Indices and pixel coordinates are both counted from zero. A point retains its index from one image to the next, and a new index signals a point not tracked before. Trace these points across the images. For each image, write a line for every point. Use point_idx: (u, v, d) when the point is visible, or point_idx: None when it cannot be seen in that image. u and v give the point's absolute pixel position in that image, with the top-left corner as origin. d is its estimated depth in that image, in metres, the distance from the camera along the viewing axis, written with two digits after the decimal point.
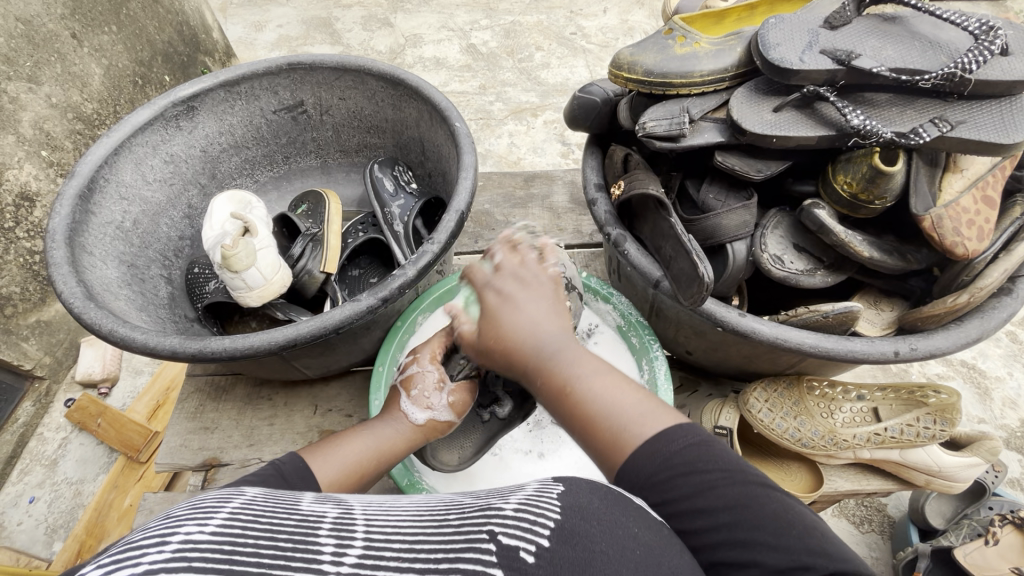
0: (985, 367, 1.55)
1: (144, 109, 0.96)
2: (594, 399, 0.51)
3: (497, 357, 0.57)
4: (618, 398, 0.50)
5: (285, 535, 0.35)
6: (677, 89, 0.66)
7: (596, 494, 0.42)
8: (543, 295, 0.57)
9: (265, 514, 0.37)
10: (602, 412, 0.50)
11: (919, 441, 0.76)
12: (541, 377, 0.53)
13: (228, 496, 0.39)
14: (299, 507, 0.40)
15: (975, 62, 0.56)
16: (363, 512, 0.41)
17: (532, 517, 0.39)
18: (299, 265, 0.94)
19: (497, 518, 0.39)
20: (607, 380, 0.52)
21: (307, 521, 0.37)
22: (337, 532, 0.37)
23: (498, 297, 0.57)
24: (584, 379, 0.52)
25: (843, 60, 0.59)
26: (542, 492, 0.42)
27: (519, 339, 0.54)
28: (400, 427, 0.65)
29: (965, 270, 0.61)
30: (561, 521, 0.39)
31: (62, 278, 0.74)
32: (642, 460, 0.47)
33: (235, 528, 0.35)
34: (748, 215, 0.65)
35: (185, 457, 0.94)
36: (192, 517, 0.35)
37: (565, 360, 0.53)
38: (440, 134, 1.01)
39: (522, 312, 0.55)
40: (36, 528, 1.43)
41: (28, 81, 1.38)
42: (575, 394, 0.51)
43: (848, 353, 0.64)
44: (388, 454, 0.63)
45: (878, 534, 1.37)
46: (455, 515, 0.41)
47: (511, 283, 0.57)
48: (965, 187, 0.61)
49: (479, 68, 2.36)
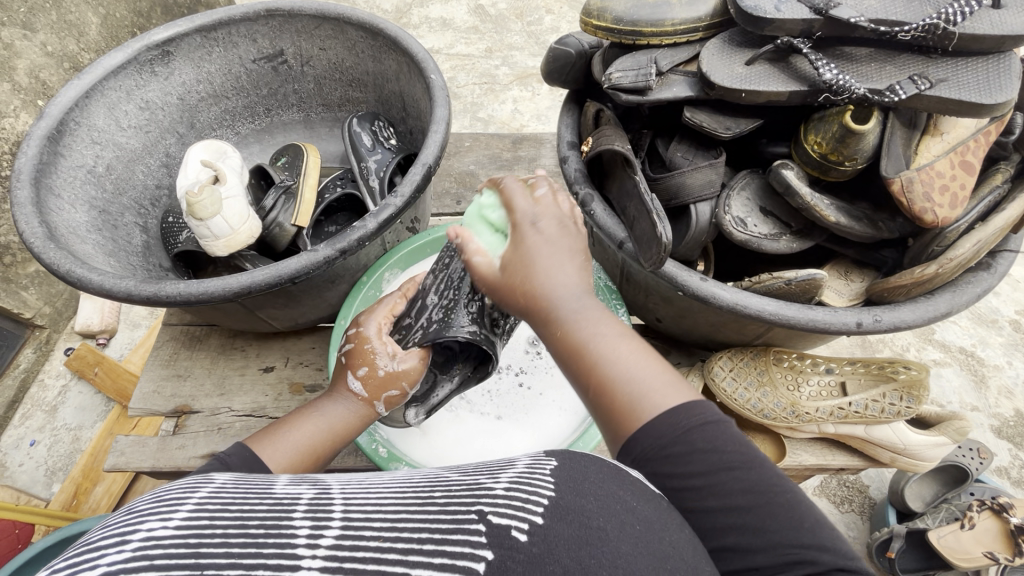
0: (984, 355, 1.51)
1: (118, 52, 0.94)
2: (615, 359, 0.46)
3: (504, 299, 0.50)
4: (640, 368, 0.46)
5: (256, 522, 0.34)
6: (647, 39, 0.63)
7: (588, 475, 0.41)
8: (573, 255, 0.49)
9: (235, 501, 0.36)
10: (616, 379, 0.45)
11: (883, 418, 0.75)
12: (556, 337, 0.47)
13: (196, 486, 0.38)
14: (273, 491, 0.38)
15: (960, 14, 0.52)
16: (342, 491, 0.39)
17: (524, 496, 0.38)
18: (270, 218, 0.94)
19: (488, 497, 0.38)
20: (630, 345, 0.47)
21: (280, 505, 0.36)
22: (312, 512, 0.36)
23: (539, 239, 0.48)
24: (599, 342, 0.46)
25: (820, 9, 0.55)
26: (534, 469, 0.42)
27: (547, 292, 0.47)
28: (353, 405, 0.64)
29: (936, 239, 0.58)
30: (555, 498, 0.38)
31: (24, 218, 0.74)
32: (653, 433, 0.44)
33: (202, 519, 0.34)
34: (714, 174, 0.63)
35: (158, 404, 0.95)
36: (155, 511, 0.34)
37: (587, 322, 0.47)
38: (419, 88, 0.99)
39: (544, 254, 0.48)
40: (36, 469, 1.46)
41: (22, 26, 1.36)
42: (597, 349, 0.46)
43: (809, 322, 0.62)
44: (340, 434, 0.62)
45: (857, 514, 1.36)
46: (439, 492, 0.40)
47: (553, 226, 0.49)
48: (942, 152, 0.58)
49: (488, 30, 2.29)
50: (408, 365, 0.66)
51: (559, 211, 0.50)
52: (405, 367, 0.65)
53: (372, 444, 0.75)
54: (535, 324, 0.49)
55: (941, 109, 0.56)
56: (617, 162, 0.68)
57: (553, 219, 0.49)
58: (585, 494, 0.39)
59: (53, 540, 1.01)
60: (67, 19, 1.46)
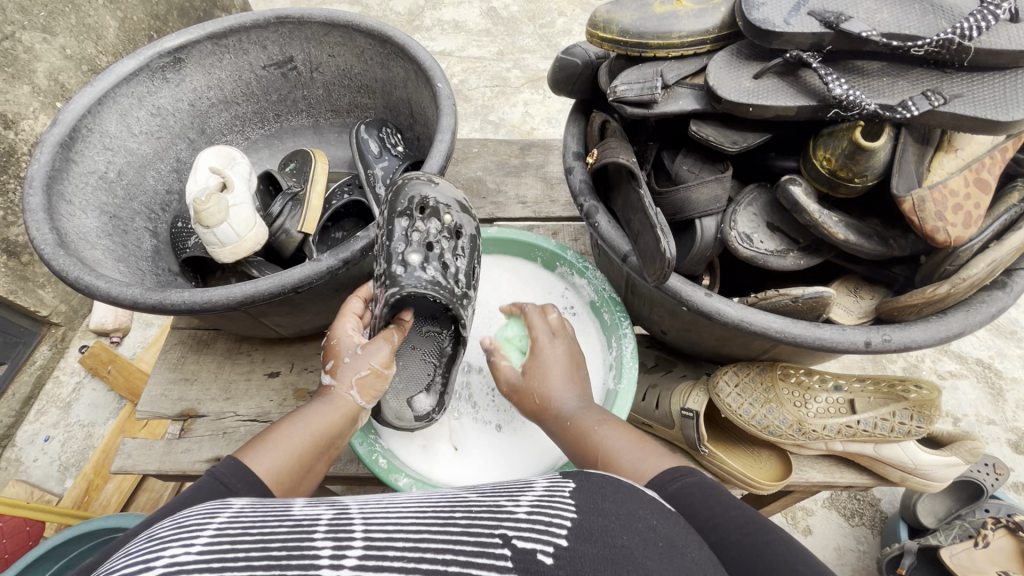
0: (1002, 367, 1.47)
1: (131, 60, 0.95)
2: (606, 444, 0.59)
3: (522, 402, 0.72)
4: (626, 448, 0.57)
5: (278, 544, 0.35)
6: (653, 51, 0.62)
7: (607, 495, 0.42)
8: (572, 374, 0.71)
9: (254, 526, 0.37)
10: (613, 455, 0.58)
11: (893, 437, 0.73)
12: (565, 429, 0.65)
13: (214, 513, 0.40)
14: (291, 513, 0.40)
15: (976, 28, 0.50)
16: (361, 511, 0.40)
17: (547, 519, 0.39)
18: (277, 224, 0.94)
19: (510, 521, 0.39)
20: (625, 435, 0.59)
21: (300, 526, 0.37)
22: (334, 532, 0.36)
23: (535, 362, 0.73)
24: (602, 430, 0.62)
25: (830, 23, 0.54)
26: (551, 493, 0.43)
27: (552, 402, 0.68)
28: (333, 402, 0.64)
29: (949, 259, 0.57)
30: (578, 519, 0.39)
31: (35, 224, 0.75)
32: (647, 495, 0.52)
33: (224, 544, 0.35)
34: (720, 189, 0.62)
35: (165, 407, 0.96)
36: (177, 538, 0.35)
37: (588, 416, 0.65)
38: (426, 95, 0.99)
39: (554, 369, 0.71)
40: (50, 464, 1.48)
41: (41, 30, 1.38)
42: (593, 439, 0.61)
43: (816, 341, 0.61)
44: (325, 433, 0.62)
45: (868, 527, 1.33)
46: (461, 512, 0.41)
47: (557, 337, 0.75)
48: (957, 168, 0.57)
49: (500, 32, 2.29)
50: (375, 351, 0.66)
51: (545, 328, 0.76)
52: (371, 351, 0.66)
53: (372, 454, 0.73)
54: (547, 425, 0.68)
55: (955, 126, 0.54)
56: (622, 175, 0.67)
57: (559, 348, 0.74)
58: (607, 515, 0.40)
59: (63, 539, 1.03)
60: (85, 23, 1.48)
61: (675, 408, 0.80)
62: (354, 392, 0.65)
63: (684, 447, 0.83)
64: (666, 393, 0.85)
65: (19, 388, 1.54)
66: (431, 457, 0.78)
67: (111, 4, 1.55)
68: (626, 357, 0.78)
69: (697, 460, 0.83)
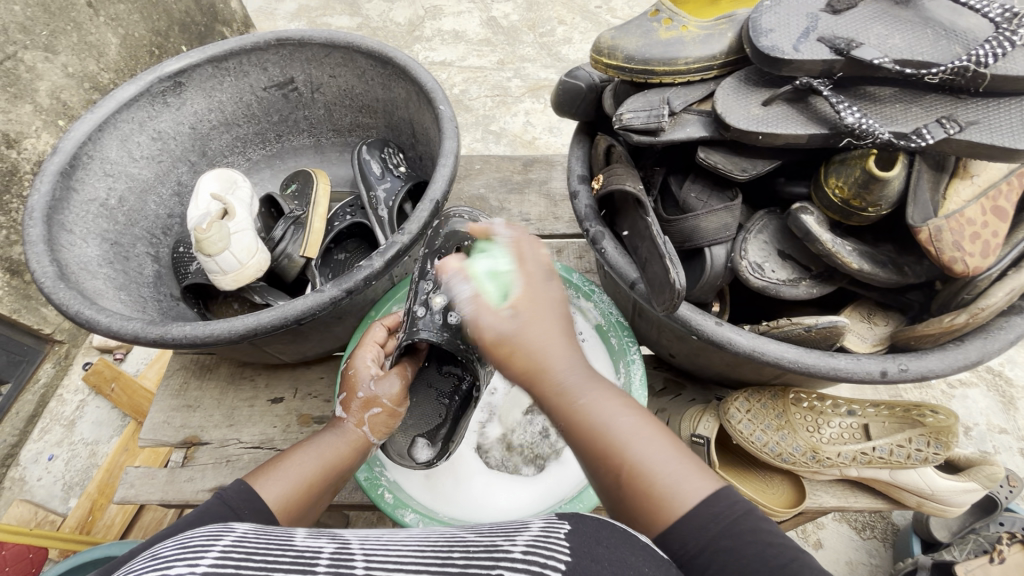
0: (1013, 376, 1.44)
1: (131, 85, 0.95)
2: (641, 459, 0.45)
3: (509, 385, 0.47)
4: (658, 456, 0.45)
5: (280, 573, 0.34)
6: (659, 78, 0.61)
7: (602, 538, 0.40)
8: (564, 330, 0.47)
9: (258, 551, 0.36)
10: (647, 475, 0.45)
11: (909, 464, 0.72)
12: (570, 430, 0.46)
13: (218, 534, 0.38)
14: (293, 543, 0.38)
15: (992, 55, 0.49)
16: (362, 545, 0.39)
17: (542, 560, 0.37)
18: (280, 249, 0.94)
19: (506, 560, 0.37)
20: (649, 433, 0.46)
21: (302, 558, 0.36)
22: (335, 568, 0.35)
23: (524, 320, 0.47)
24: (621, 434, 0.45)
25: (841, 50, 0.53)
26: (549, 532, 0.41)
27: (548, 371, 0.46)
28: (346, 435, 0.65)
29: (966, 288, 0.56)
30: (572, 562, 0.37)
31: (35, 257, 0.74)
32: (686, 532, 0.43)
33: (228, 568, 0.34)
34: (729, 217, 0.60)
35: (168, 434, 0.95)
36: (181, 558, 0.34)
37: (601, 409, 0.46)
38: (428, 116, 0.98)
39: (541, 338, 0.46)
40: (53, 484, 1.47)
41: (44, 50, 1.38)
42: (620, 456, 0.45)
43: (831, 371, 0.59)
44: (335, 464, 0.62)
45: (879, 540, 1.29)
46: (459, 552, 0.39)
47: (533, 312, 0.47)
48: (973, 196, 0.56)
49: (500, 42, 2.28)
50: (387, 387, 0.67)
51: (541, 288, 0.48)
52: (386, 387, 0.66)
53: (377, 488, 0.73)
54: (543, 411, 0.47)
55: (971, 153, 0.53)
56: (628, 202, 0.66)
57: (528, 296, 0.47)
58: (600, 560, 0.38)
59: (66, 567, 1.02)
60: (87, 41, 1.48)
61: (685, 434, 0.79)
62: (366, 428, 0.66)
63: None
64: (676, 418, 0.83)
65: (22, 407, 1.54)
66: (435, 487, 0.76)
67: (112, 21, 1.54)
68: (635, 383, 0.77)
69: None
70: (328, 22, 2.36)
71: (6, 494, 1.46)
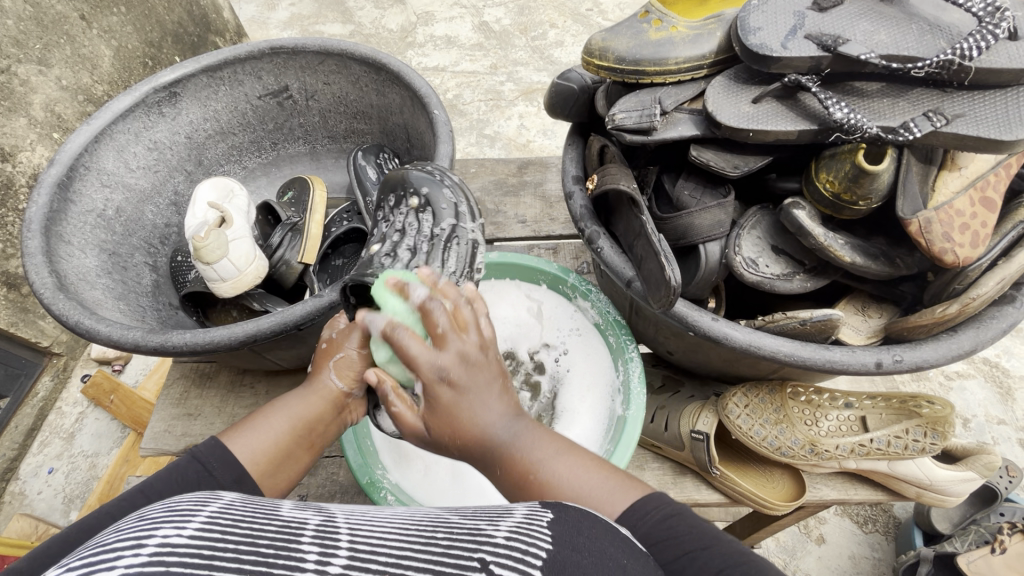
0: (1009, 366, 1.45)
1: (126, 95, 0.95)
2: (563, 486, 0.49)
3: (437, 445, 0.53)
4: (583, 478, 0.49)
5: (266, 542, 0.34)
6: (651, 78, 0.62)
7: (582, 529, 0.41)
8: (493, 385, 0.51)
9: (245, 520, 0.36)
10: (569, 499, 0.48)
11: (907, 454, 0.73)
12: (500, 466, 0.51)
13: (205, 502, 0.38)
14: (280, 513, 0.39)
15: (976, 49, 0.50)
16: (346, 521, 0.39)
17: (525, 547, 0.38)
18: (277, 256, 0.94)
19: (489, 545, 0.38)
20: (571, 460, 0.50)
21: (288, 528, 0.36)
22: (321, 540, 0.35)
23: (454, 392, 0.50)
24: (546, 469, 0.50)
25: (828, 46, 0.54)
26: (531, 518, 0.42)
27: (476, 433, 0.51)
28: (316, 390, 0.64)
29: (958, 279, 0.57)
30: (553, 551, 0.38)
31: (34, 268, 0.75)
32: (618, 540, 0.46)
33: (215, 532, 0.34)
34: (723, 214, 0.61)
35: (169, 443, 0.95)
36: (169, 521, 0.35)
37: (525, 446, 0.51)
38: (423, 121, 0.99)
39: (472, 400, 0.50)
40: (54, 497, 1.46)
41: (37, 63, 1.38)
42: (542, 483, 0.49)
43: (825, 363, 0.59)
44: (309, 423, 0.62)
45: (881, 534, 1.30)
46: (443, 534, 0.39)
47: (461, 371, 0.50)
48: (961, 188, 0.57)
49: (492, 46, 2.29)
50: (351, 335, 0.65)
51: (470, 344, 0.51)
52: (346, 334, 0.65)
53: (379, 491, 0.73)
54: (476, 460, 0.52)
55: (958, 145, 0.54)
56: (623, 201, 0.66)
57: (456, 356, 0.50)
58: (580, 550, 0.39)
59: None
60: (80, 54, 1.48)
61: (684, 431, 0.79)
62: (332, 377, 0.64)
63: (695, 469, 0.82)
64: (674, 415, 0.83)
65: (21, 421, 1.53)
66: (437, 491, 0.76)
67: (106, 34, 1.54)
68: (633, 382, 0.77)
69: (709, 482, 0.81)
70: (320, 31, 2.37)
71: (6, 508, 1.45)
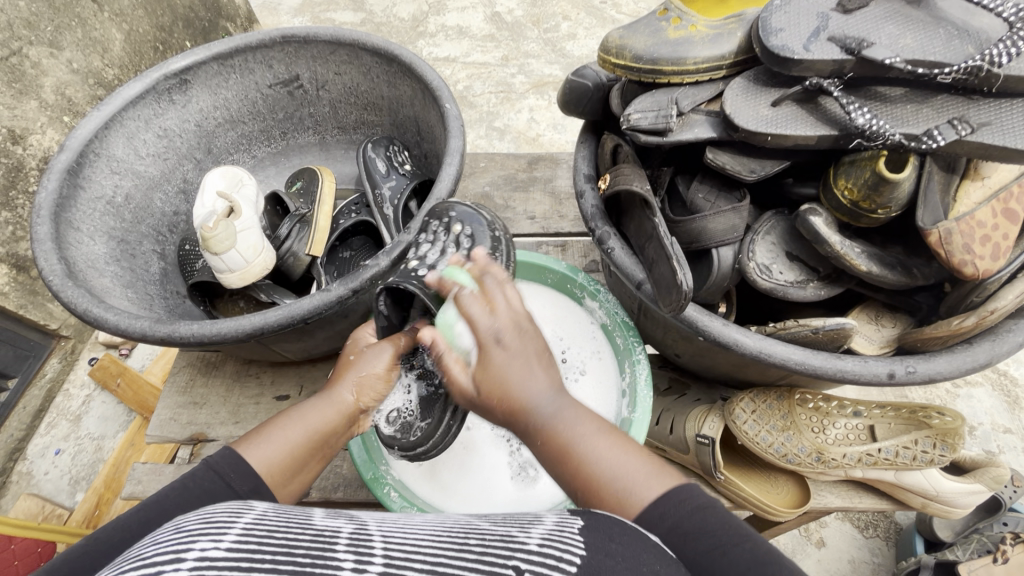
0: (1018, 375, 1.43)
1: (137, 82, 0.95)
2: (594, 461, 0.48)
3: (484, 413, 0.51)
4: (618, 461, 0.47)
5: (302, 551, 0.34)
6: (668, 78, 0.61)
7: (614, 534, 0.40)
8: (539, 357, 0.50)
9: (279, 530, 0.36)
10: (603, 478, 0.47)
11: (914, 465, 0.72)
12: (539, 440, 0.49)
13: (241, 513, 0.38)
14: (312, 522, 0.38)
15: (1005, 55, 0.49)
16: (380, 529, 0.39)
17: (558, 553, 0.37)
18: (285, 247, 0.93)
19: (522, 552, 0.37)
20: (610, 440, 0.49)
21: (322, 537, 0.36)
22: (355, 548, 0.35)
23: (505, 355, 0.49)
24: (580, 443, 0.48)
25: (852, 49, 0.52)
26: (562, 526, 0.41)
27: (522, 403, 0.48)
28: (332, 401, 0.64)
29: (975, 291, 0.55)
30: (587, 558, 0.38)
31: (43, 254, 0.75)
32: (650, 526, 0.45)
33: (251, 544, 0.34)
34: (737, 218, 0.60)
35: (174, 431, 0.96)
36: (207, 532, 0.34)
37: (567, 422, 0.49)
38: (433, 115, 0.98)
39: (516, 369, 0.48)
40: (60, 478, 1.48)
41: (49, 46, 1.38)
42: (576, 456, 0.48)
43: (837, 373, 0.58)
44: (323, 432, 0.62)
45: (882, 540, 1.29)
46: (474, 540, 0.39)
47: (514, 337, 0.50)
48: (984, 198, 0.56)
49: (503, 38, 2.27)
50: (379, 355, 0.69)
51: (517, 310, 0.52)
52: (375, 354, 0.69)
53: (383, 487, 0.73)
54: (515, 429, 0.50)
55: (983, 154, 0.53)
56: (636, 202, 0.65)
57: (509, 321, 0.50)
58: (613, 556, 0.38)
59: None
60: (91, 37, 1.47)
61: (690, 435, 0.78)
62: (354, 395, 0.66)
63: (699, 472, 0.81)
64: (680, 417, 0.83)
65: (28, 402, 1.54)
66: (444, 487, 0.76)
67: (117, 17, 1.54)
68: (640, 385, 0.76)
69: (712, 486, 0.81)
70: (330, 18, 2.35)
71: (14, 488, 1.46)
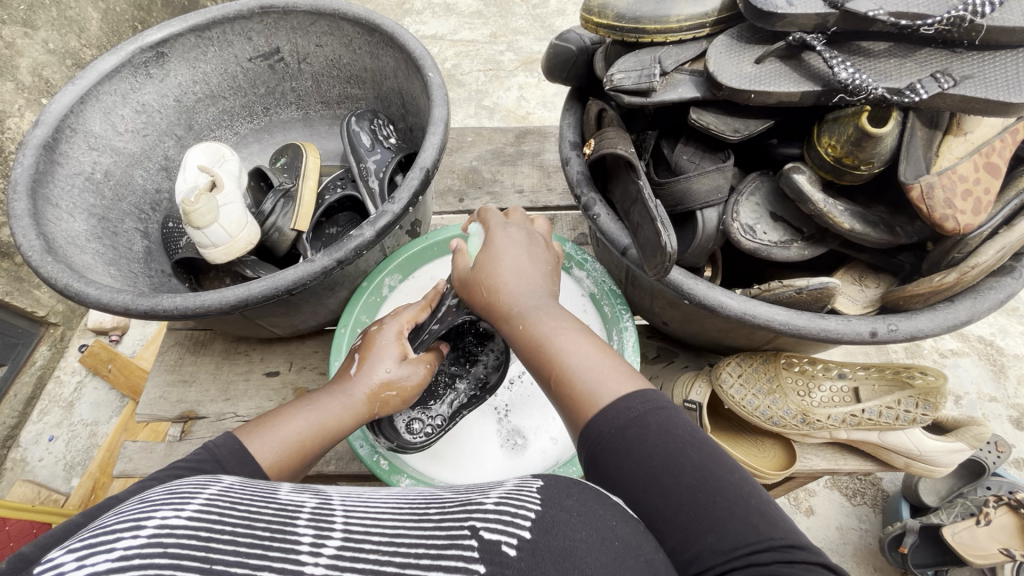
0: (1004, 344, 1.45)
1: (111, 56, 0.93)
2: (565, 353, 0.48)
3: (473, 297, 0.57)
4: (587, 356, 0.48)
5: (263, 524, 0.34)
6: (650, 37, 0.59)
7: (572, 492, 0.40)
8: (535, 255, 0.57)
9: (243, 502, 0.36)
10: (571, 369, 0.47)
11: (898, 424, 0.74)
12: (517, 327, 0.52)
13: (204, 486, 0.38)
14: (277, 496, 0.38)
15: (988, 5, 0.48)
16: (343, 501, 0.39)
17: (513, 509, 0.38)
18: (269, 222, 0.92)
19: (478, 513, 0.38)
20: (583, 340, 0.49)
21: (285, 510, 0.36)
22: (316, 521, 0.35)
23: (495, 243, 0.58)
24: (554, 334, 0.50)
25: (835, 3, 0.51)
26: (520, 487, 0.41)
27: (507, 292, 0.54)
28: (351, 402, 0.61)
29: (957, 246, 0.56)
30: (541, 512, 0.38)
31: (22, 231, 0.73)
32: (606, 422, 0.44)
33: (212, 514, 0.34)
34: (722, 178, 0.60)
35: (164, 409, 0.95)
36: (168, 503, 0.34)
37: (542, 316, 0.51)
38: (416, 85, 0.97)
39: (512, 261, 0.56)
40: (55, 464, 1.48)
41: (22, 25, 1.34)
42: (548, 347, 0.49)
43: (821, 332, 0.59)
44: (332, 432, 0.59)
45: (869, 506, 1.31)
46: (436, 510, 0.39)
47: (516, 239, 0.58)
48: (966, 153, 0.56)
49: (491, 14, 2.23)
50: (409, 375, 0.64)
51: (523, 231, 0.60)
52: (405, 371, 0.64)
53: (373, 455, 0.73)
54: (499, 319, 0.55)
55: (966, 108, 0.52)
56: (621, 165, 0.64)
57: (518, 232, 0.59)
58: (568, 510, 0.38)
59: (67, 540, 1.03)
60: (66, 16, 1.44)
61: (677, 401, 0.79)
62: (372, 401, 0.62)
63: None
64: (668, 385, 0.84)
65: (19, 389, 1.53)
66: (435, 455, 0.77)
67: None
68: (628, 350, 0.77)
69: None
70: None
71: (8, 474, 1.46)
